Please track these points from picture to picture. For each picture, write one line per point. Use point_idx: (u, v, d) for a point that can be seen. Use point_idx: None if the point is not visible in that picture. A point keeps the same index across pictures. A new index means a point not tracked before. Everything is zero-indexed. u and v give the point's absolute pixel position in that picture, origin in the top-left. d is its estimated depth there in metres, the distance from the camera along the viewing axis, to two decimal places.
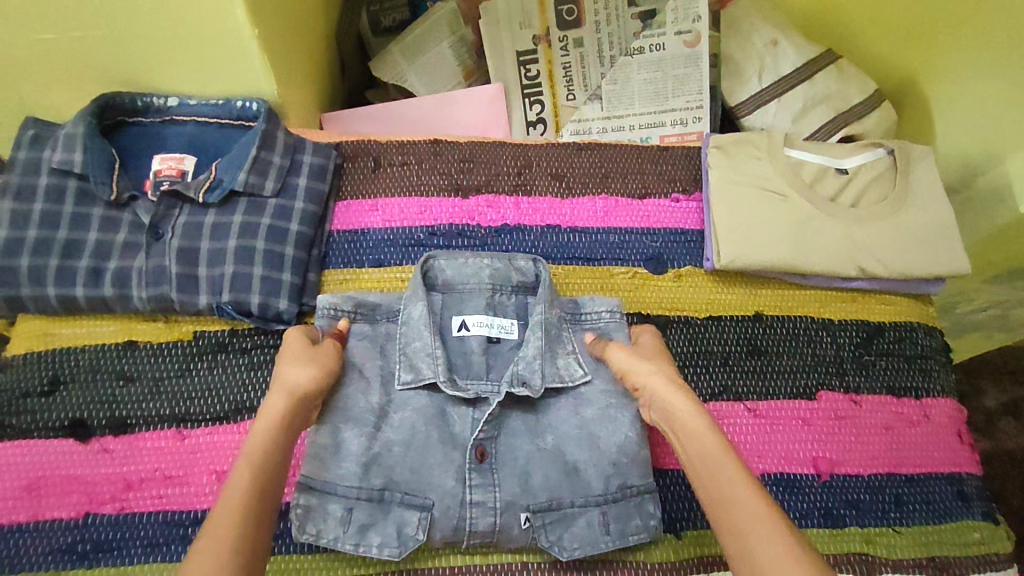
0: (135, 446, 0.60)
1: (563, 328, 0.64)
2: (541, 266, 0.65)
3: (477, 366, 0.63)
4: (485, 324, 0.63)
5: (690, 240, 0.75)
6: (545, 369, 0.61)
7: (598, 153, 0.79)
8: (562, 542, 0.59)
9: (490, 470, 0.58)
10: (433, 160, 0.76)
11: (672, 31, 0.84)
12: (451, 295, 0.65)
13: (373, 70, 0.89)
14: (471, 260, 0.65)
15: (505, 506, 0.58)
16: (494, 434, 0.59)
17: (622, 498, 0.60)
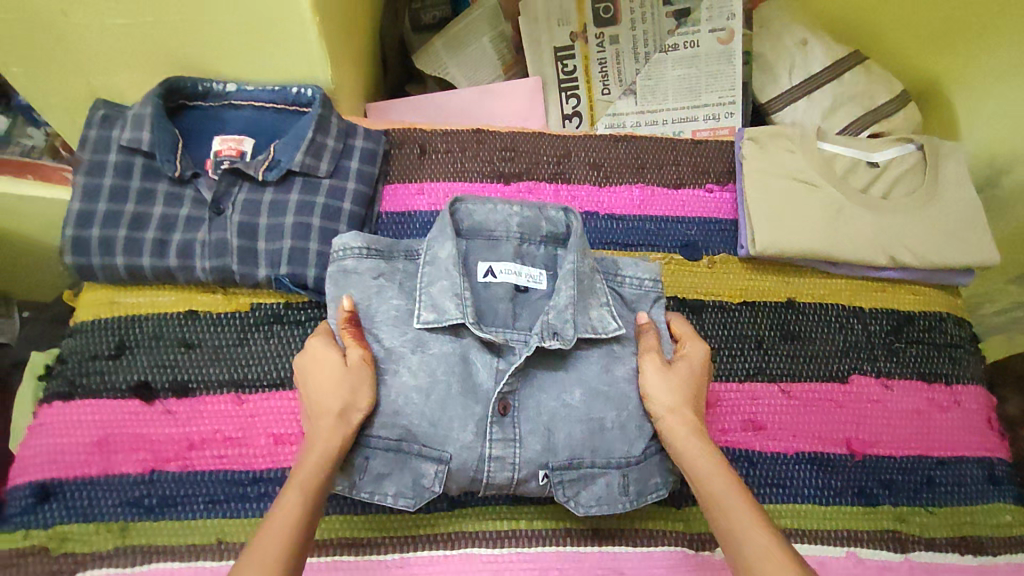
0: (197, 408, 0.63)
1: (597, 280, 0.66)
2: (572, 217, 0.67)
3: (503, 314, 0.66)
4: (512, 270, 0.65)
5: (723, 229, 0.78)
6: (577, 320, 0.63)
7: (635, 145, 0.82)
8: (579, 497, 0.62)
9: (512, 424, 0.61)
10: (476, 148, 0.79)
11: (706, 28, 0.86)
12: (478, 239, 0.67)
13: (417, 62, 0.91)
14: (502, 207, 0.67)
15: (525, 463, 0.61)
16: (518, 388, 0.62)
17: (643, 460, 0.63)
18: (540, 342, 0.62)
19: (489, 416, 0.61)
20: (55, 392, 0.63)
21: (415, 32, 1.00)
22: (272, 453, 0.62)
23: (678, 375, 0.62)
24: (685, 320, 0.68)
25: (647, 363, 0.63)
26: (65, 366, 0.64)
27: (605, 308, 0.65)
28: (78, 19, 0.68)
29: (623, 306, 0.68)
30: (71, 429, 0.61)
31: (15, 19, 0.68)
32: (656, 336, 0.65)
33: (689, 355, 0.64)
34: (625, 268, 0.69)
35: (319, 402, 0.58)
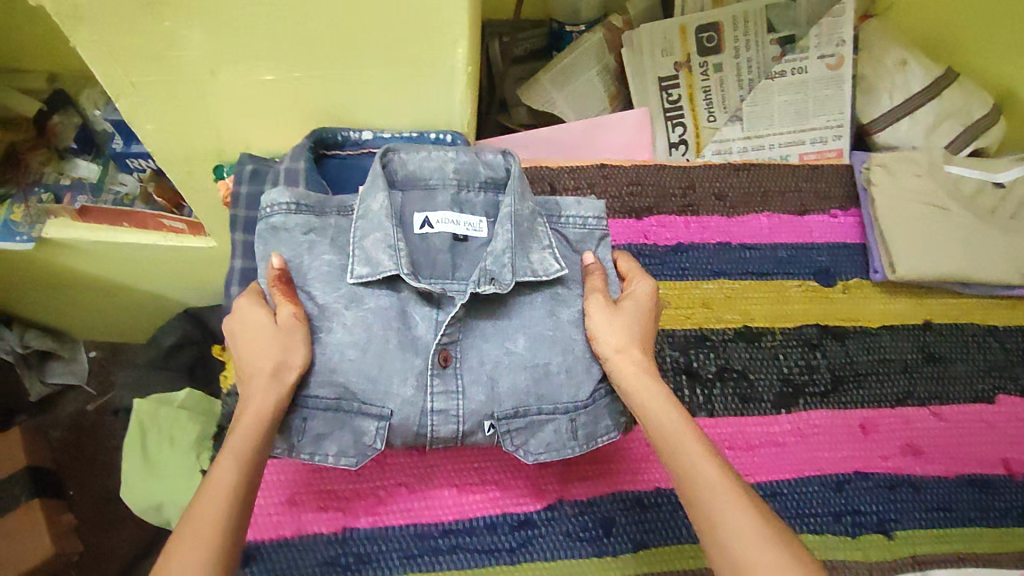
0: (379, 463, 0.64)
1: (538, 223, 0.62)
2: (510, 158, 0.63)
3: (442, 265, 0.62)
4: (450, 219, 0.62)
5: (853, 253, 0.79)
6: (517, 264, 0.60)
7: (755, 173, 0.82)
8: (528, 446, 0.59)
9: (454, 376, 0.58)
10: (603, 183, 0.80)
11: (815, 55, 0.86)
12: (417, 188, 0.63)
13: (522, 98, 0.91)
14: (434, 153, 0.62)
15: (468, 415, 0.58)
16: (460, 338, 0.59)
17: (593, 404, 0.60)
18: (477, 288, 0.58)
19: (432, 368, 0.57)
20: None
21: (509, 63, 0.99)
22: (457, 503, 0.63)
23: (625, 318, 0.58)
24: (631, 259, 0.66)
25: (591, 304, 0.59)
26: None
27: (550, 253, 0.61)
28: (225, 77, 0.68)
29: (566, 251, 0.64)
30: (258, 489, 0.62)
31: (160, 81, 0.68)
32: (602, 278, 0.61)
33: (635, 294, 0.61)
34: (570, 208, 0.65)
35: (249, 363, 0.54)
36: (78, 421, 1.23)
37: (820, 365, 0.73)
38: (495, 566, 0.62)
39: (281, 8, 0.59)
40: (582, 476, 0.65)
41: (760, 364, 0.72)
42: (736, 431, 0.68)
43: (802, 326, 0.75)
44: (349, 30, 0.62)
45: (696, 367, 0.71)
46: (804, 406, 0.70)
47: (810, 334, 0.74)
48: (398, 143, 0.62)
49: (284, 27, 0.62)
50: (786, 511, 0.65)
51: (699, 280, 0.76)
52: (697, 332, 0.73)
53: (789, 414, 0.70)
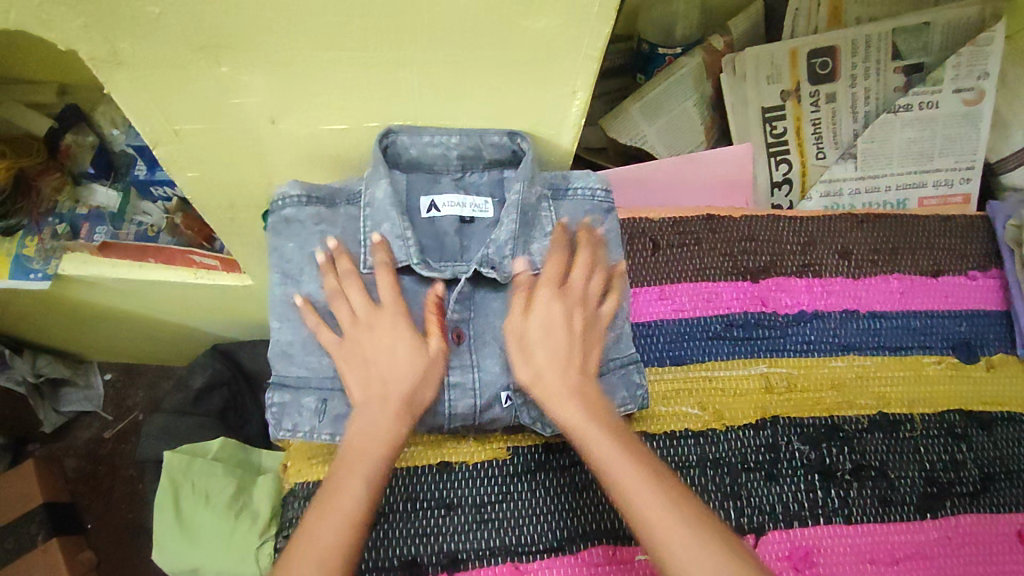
0: None
1: (542, 205, 0.59)
2: (519, 139, 0.58)
3: (451, 248, 0.60)
4: (457, 202, 0.59)
5: (994, 323, 0.69)
6: (522, 256, 0.57)
7: (882, 225, 0.73)
8: (543, 418, 0.56)
9: (468, 352, 0.55)
10: (713, 239, 0.70)
11: (950, 88, 0.76)
12: (420, 170, 0.60)
13: (607, 130, 0.80)
14: (438, 138, 0.58)
15: (483, 387, 0.54)
16: (470, 316, 0.56)
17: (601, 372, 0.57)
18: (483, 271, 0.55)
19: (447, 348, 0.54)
20: None
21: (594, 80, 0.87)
22: None
23: (543, 329, 0.53)
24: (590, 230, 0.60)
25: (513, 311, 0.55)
26: None
27: (548, 243, 0.59)
28: (286, 125, 0.58)
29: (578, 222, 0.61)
30: None
31: (210, 129, 0.57)
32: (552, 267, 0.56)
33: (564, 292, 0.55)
34: (576, 180, 0.62)
35: (371, 385, 0.51)
36: (95, 451, 1.10)
37: (966, 460, 0.63)
38: None
39: (367, 51, 0.50)
40: None
41: (902, 459, 0.62)
42: (879, 542, 0.59)
43: (943, 411, 0.65)
44: (444, 74, 0.52)
45: (830, 463, 0.61)
46: (951, 510, 0.61)
47: (953, 422, 0.65)
48: (402, 125, 0.57)
49: (368, 71, 0.51)
50: None
51: (826, 356, 0.66)
52: (828, 420, 0.63)
53: (936, 521, 0.60)
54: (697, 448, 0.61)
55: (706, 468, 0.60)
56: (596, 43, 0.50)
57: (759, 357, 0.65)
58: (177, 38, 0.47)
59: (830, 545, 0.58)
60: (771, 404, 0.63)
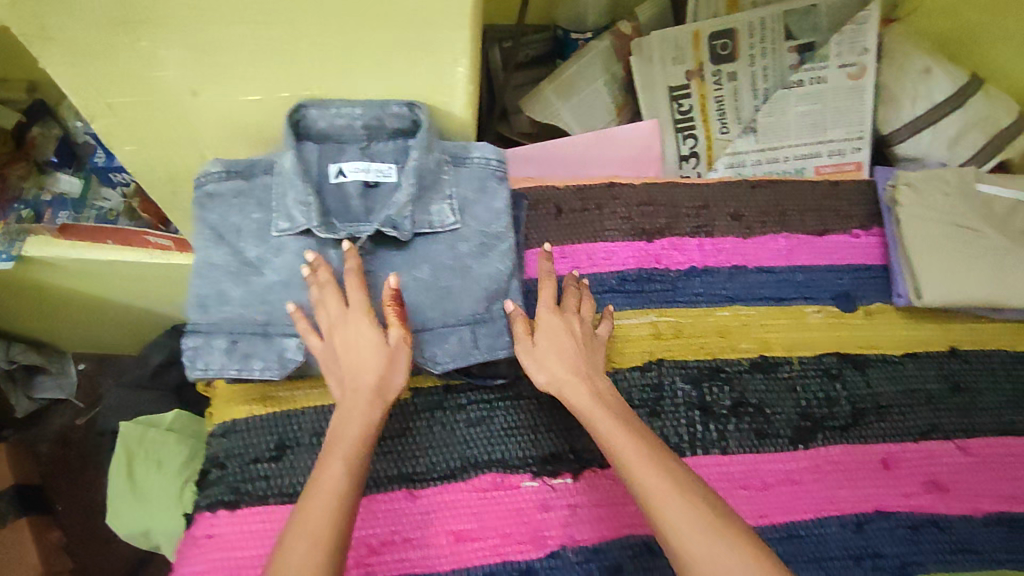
0: (370, 509, 0.59)
1: (441, 171, 0.65)
2: (417, 109, 0.64)
3: (356, 211, 0.64)
4: (361, 168, 0.64)
5: (875, 275, 0.75)
6: (418, 217, 0.63)
7: (773, 190, 0.79)
8: (435, 357, 0.59)
9: (367, 298, 0.60)
10: (613, 204, 0.76)
11: (835, 63, 0.83)
12: (328, 143, 0.66)
13: (524, 108, 0.87)
14: (343, 110, 0.64)
15: (378, 327, 0.59)
16: (371, 269, 0.61)
17: (491, 318, 0.61)
18: (378, 228, 0.61)
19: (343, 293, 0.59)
20: (218, 500, 0.59)
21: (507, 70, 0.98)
22: (455, 551, 0.59)
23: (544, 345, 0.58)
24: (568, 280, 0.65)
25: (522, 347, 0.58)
26: (227, 472, 0.60)
27: (447, 204, 0.65)
28: (208, 97, 0.64)
29: (479, 184, 0.66)
30: (242, 541, 0.57)
31: (138, 102, 0.63)
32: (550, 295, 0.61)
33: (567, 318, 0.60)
34: (474, 150, 0.67)
35: (350, 377, 0.52)
36: (66, 435, 1.16)
37: (840, 397, 0.69)
38: None
39: (264, 23, 0.56)
40: (589, 521, 0.61)
41: (777, 397, 0.68)
42: (751, 469, 0.65)
43: (821, 354, 0.71)
44: (338, 45, 0.58)
45: (709, 400, 0.67)
46: (822, 441, 0.67)
47: (830, 364, 0.70)
48: (310, 99, 0.64)
49: (269, 43, 0.58)
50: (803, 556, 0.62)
51: (713, 306, 0.72)
52: (710, 362, 0.69)
53: (806, 451, 0.66)
54: None
55: None
56: (466, 13, 0.56)
57: (650, 308, 0.71)
58: (95, 14, 0.54)
59: (705, 473, 0.64)
60: (659, 349, 0.69)
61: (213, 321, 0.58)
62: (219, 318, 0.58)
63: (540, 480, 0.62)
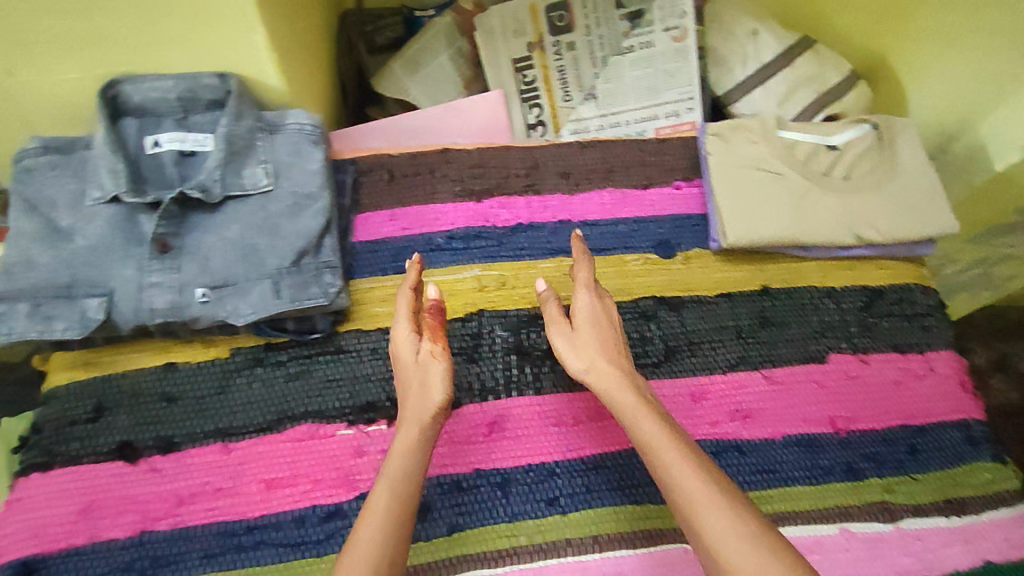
0: (183, 463, 0.63)
1: (255, 137, 0.68)
2: (228, 80, 0.67)
3: (171, 179, 0.68)
4: (177, 137, 0.68)
5: (695, 224, 0.79)
6: (228, 180, 0.66)
7: (601, 149, 0.82)
8: (237, 310, 0.63)
9: (173, 258, 0.63)
10: (445, 168, 0.79)
11: (660, 28, 0.89)
12: (145, 117, 0.69)
13: (375, 85, 0.92)
14: (156, 84, 0.66)
15: (182, 285, 0.62)
16: (181, 231, 0.64)
17: (295, 271, 0.65)
18: (183, 192, 0.64)
19: (147, 254, 0.62)
20: (34, 462, 0.62)
21: (370, 53, 1.02)
22: (264, 498, 0.62)
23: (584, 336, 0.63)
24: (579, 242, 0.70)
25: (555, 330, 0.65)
26: (46, 436, 0.63)
27: (261, 168, 0.68)
28: (27, 77, 0.64)
29: (294, 148, 0.69)
30: (52, 501, 0.60)
31: None
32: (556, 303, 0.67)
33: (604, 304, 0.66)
34: (289, 118, 0.70)
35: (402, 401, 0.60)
36: None
37: (654, 336, 0.72)
38: (301, 561, 0.60)
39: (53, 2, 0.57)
40: None
41: None
42: (560, 407, 0.68)
43: (638, 298, 0.74)
44: (131, 19, 0.60)
45: (525, 345, 0.71)
46: None
47: (646, 306, 0.74)
48: (124, 76, 0.66)
49: (58, 18, 0.59)
50: (607, 484, 0.65)
51: (536, 259, 0.76)
52: (529, 311, 0.72)
53: None
54: None
55: None
56: None
57: (475, 263, 0.75)
58: None
59: (518, 413, 0.67)
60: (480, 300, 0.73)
61: (17, 287, 0.60)
62: (24, 284, 0.60)
63: (355, 427, 0.66)
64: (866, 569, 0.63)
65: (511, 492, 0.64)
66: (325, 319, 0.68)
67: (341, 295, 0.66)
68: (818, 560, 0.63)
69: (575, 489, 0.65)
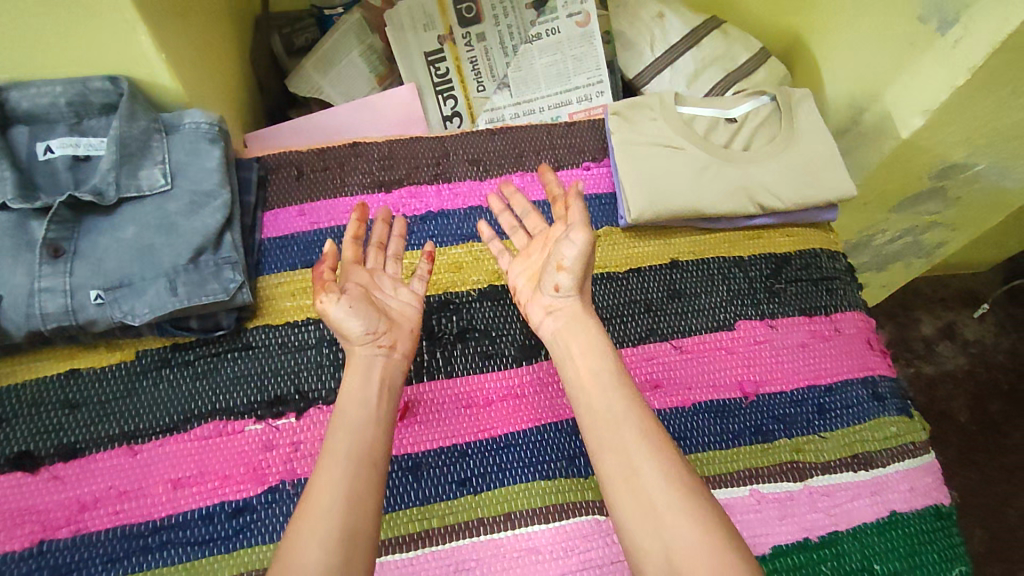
0: (86, 469, 0.62)
1: (150, 138, 0.68)
2: (120, 83, 0.68)
3: (65, 184, 0.67)
4: (70, 143, 0.68)
5: (605, 202, 0.80)
6: (122, 182, 0.66)
7: (511, 135, 0.83)
8: (134, 310, 0.63)
9: (65, 263, 0.63)
10: (354, 161, 0.79)
11: (564, 13, 0.90)
12: (37, 124, 0.67)
13: (290, 86, 0.94)
14: (43, 89, 0.66)
15: (75, 289, 0.62)
16: (74, 236, 0.64)
17: (193, 268, 0.65)
18: (74, 196, 0.63)
19: (38, 259, 0.62)
20: None
21: (289, 55, 1.03)
22: (170, 499, 0.61)
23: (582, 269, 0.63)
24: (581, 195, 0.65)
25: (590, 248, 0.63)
26: None
27: (158, 168, 0.68)
28: None
29: (191, 148, 0.69)
30: None
31: None
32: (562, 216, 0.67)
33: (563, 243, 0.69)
34: (185, 118, 0.70)
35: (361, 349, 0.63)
36: None
37: None
38: (207, 558, 0.59)
39: None
40: (309, 455, 0.64)
41: (504, 321, 0.72)
42: (473, 389, 0.68)
43: None
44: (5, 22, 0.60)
45: (436, 330, 0.71)
46: (545, 356, 0.70)
47: None
48: (9, 84, 0.65)
49: None
50: (519, 461, 0.65)
51: (447, 245, 0.76)
52: (440, 296, 0.73)
53: (529, 366, 0.70)
54: (316, 332, 0.70)
55: (323, 346, 0.69)
56: None
57: None
58: None
59: (429, 397, 0.67)
60: None
61: None
62: None
63: (264, 422, 0.65)
64: (776, 529, 0.63)
65: (422, 476, 0.64)
66: (229, 316, 0.68)
67: (242, 290, 0.67)
68: None
69: (487, 469, 0.65)
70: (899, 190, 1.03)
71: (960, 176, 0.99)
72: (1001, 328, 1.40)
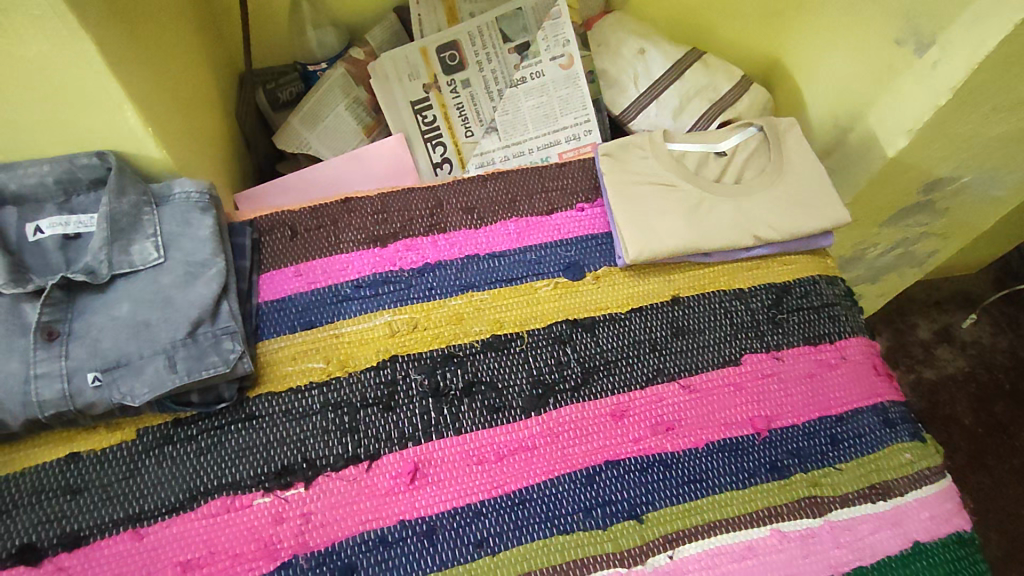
0: (92, 557, 0.60)
1: (141, 212, 0.68)
2: (107, 158, 0.68)
3: (55, 264, 0.65)
4: (60, 222, 0.67)
5: (601, 243, 0.80)
6: (114, 258, 0.65)
7: (502, 180, 0.83)
8: (132, 390, 0.62)
9: (60, 345, 0.61)
10: (347, 217, 0.79)
11: (547, 58, 0.93)
12: (26, 204, 0.67)
13: (277, 143, 0.95)
14: (30, 170, 0.66)
15: (72, 372, 0.61)
16: (68, 316, 0.63)
17: (191, 342, 0.64)
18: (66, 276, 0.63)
19: (33, 343, 0.60)
20: None
21: (275, 110, 1.03)
22: None
23: None
24: None
25: None
26: None
27: (151, 242, 0.67)
28: None
29: (183, 218, 0.69)
30: None
31: None
32: None
33: None
34: (175, 188, 0.70)
35: None
36: None
37: (571, 360, 0.72)
38: None
39: None
40: (322, 525, 0.62)
41: (509, 371, 0.71)
42: (483, 444, 0.67)
43: (552, 324, 0.74)
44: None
45: (442, 385, 0.69)
46: (554, 405, 0.69)
47: (559, 330, 0.74)
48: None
49: None
50: (535, 517, 0.64)
51: (446, 297, 0.75)
52: (443, 350, 0.72)
53: (538, 417, 0.69)
54: (319, 396, 0.68)
55: (328, 411, 0.68)
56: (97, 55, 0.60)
57: (384, 309, 0.74)
58: None
59: (439, 457, 0.66)
60: (392, 346, 0.71)
61: None
62: None
63: (272, 494, 0.63)
64: (800, 568, 0.62)
65: (438, 540, 0.62)
66: (231, 387, 0.67)
67: (243, 359, 0.65)
68: (750, 565, 0.62)
69: (504, 527, 0.63)
70: (887, 206, 1.03)
71: (948, 188, 1.00)
72: (998, 328, 1.41)
